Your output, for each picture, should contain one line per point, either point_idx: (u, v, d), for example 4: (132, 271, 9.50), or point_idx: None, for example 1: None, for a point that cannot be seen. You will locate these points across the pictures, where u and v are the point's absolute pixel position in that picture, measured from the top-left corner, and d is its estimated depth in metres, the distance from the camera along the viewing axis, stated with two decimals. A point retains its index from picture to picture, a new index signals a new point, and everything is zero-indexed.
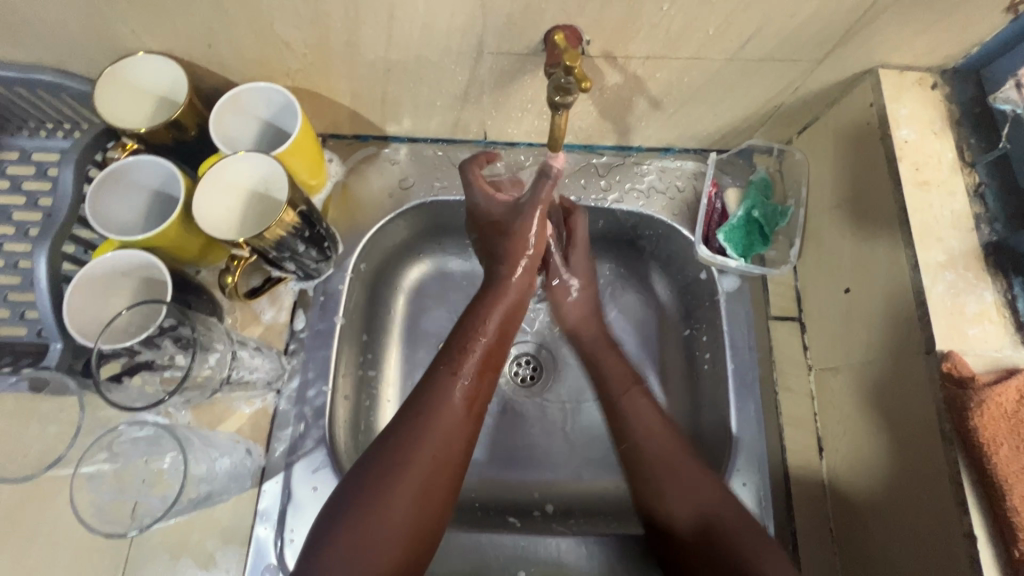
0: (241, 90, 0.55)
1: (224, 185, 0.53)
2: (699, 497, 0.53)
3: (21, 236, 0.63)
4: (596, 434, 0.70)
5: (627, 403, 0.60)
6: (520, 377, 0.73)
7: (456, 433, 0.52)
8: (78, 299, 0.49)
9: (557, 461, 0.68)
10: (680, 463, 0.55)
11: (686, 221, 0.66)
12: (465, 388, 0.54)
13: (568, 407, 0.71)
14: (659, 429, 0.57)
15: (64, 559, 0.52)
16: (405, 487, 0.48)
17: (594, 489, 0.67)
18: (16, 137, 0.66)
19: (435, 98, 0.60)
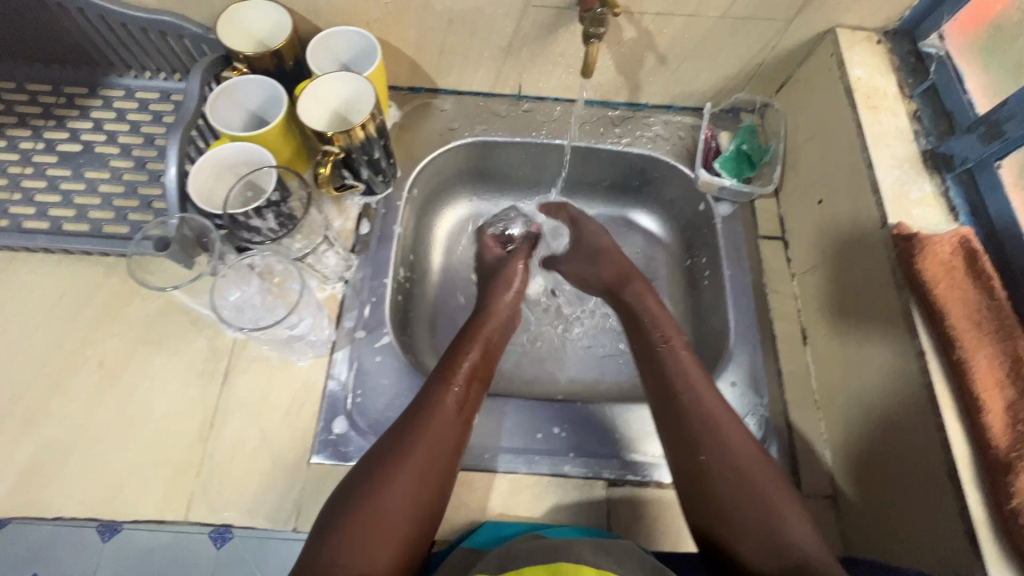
0: (332, 31, 0.68)
1: (319, 101, 0.65)
2: (741, 457, 0.53)
3: (125, 155, 0.74)
4: (611, 351, 0.80)
5: (685, 371, 0.59)
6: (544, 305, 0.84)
7: (444, 449, 0.53)
8: (200, 176, 0.60)
9: (577, 369, 0.79)
10: (726, 421, 0.55)
11: (686, 161, 0.79)
12: (456, 395, 0.57)
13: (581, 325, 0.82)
14: (704, 390, 0.58)
15: (162, 409, 0.60)
16: (407, 471, 0.51)
17: (610, 389, 0.77)
18: (125, 78, 0.77)
19: (483, 50, 0.74)
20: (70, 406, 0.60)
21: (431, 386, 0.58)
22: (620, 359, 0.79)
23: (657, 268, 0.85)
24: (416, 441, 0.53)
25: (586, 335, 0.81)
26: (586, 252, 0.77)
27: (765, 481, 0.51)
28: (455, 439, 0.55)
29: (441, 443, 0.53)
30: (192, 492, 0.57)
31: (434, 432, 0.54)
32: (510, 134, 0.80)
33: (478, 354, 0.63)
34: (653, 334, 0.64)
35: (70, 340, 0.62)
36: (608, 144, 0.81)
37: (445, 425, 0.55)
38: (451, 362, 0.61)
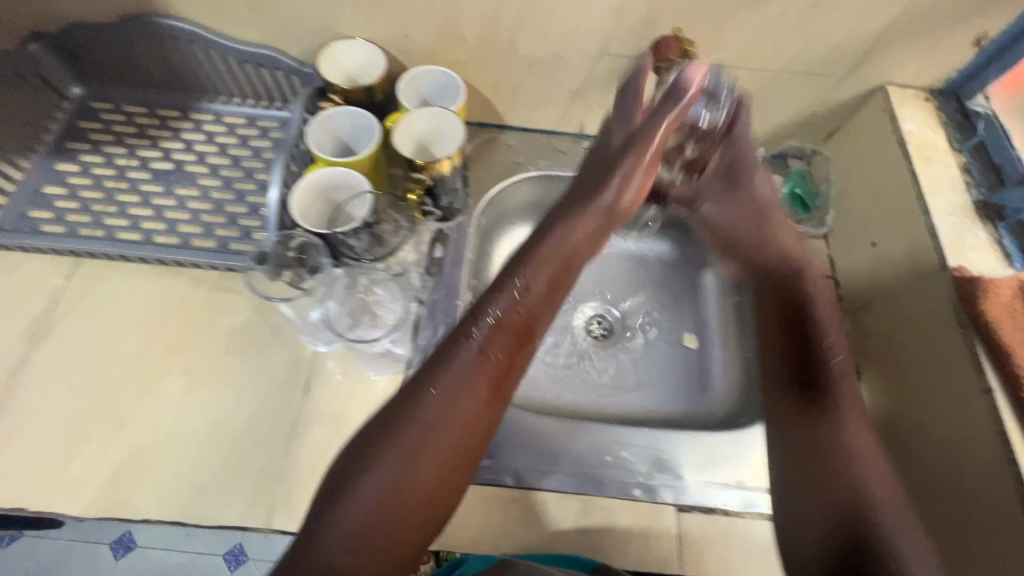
0: (420, 70, 0.73)
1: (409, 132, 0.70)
2: (879, 480, 0.52)
3: (213, 175, 0.78)
4: (656, 378, 0.86)
5: (840, 373, 0.57)
6: (594, 333, 0.90)
7: (468, 420, 0.42)
8: (301, 199, 0.64)
9: (627, 394, 0.84)
10: (884, 496, 0.51)
11: None
12: (494, 357, 0.44)
13: (633, 355, 0.88)
14: (875, 460, 0.53)
15: (246, 416, 0.62)
16: (428, 438, 0.41)
17: (656, 415, 0.83)
18: (214, 104, 0.83)
19: (554, 92, 0.79)
20: (158, 409, 0.62)
21: (456, 338, 0.45)
22: (666, 386, 0.85)
23: (706, 302, 0.90)
24: (422, 394, 0.42)
25: (632, 364, 0.87)
26: (740, 200, 0.69)
27: (894, 499, 0.51)
28: (511, 367, 0.45)
29: (469, 417, 0.43)
30: (274, 499, 0.58)
31: (466, 395, 0.43)
32: (572, 169, 0.85)
33: (544, 280, 0.47)
34: (831, 360, 0.58)
35: (159, 347, 0.65)
36: None
37: (466, 381, 0.43)
38: (525, 261, 0.48)
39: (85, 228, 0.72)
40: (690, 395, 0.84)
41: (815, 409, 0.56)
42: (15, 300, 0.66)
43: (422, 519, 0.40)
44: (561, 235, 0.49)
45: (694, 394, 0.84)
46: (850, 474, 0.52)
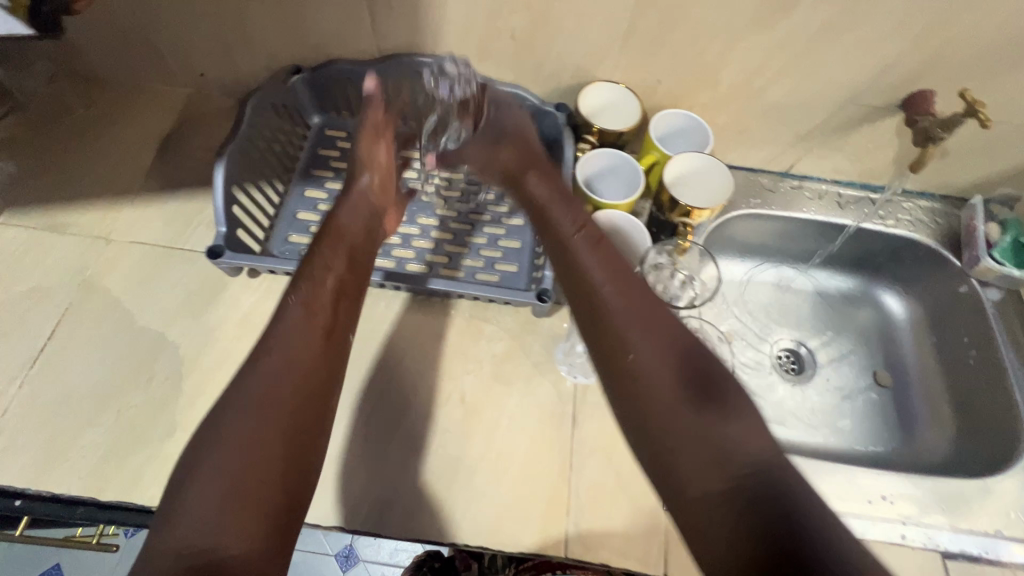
0: (665, 113, 0.75)
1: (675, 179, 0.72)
2: (656, 393, 0.52)
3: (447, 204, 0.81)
4: (851, 413, 0.88)
5: (626, 311, 0.56)
6: (785, 366, 0.92)
7: (293, 366, 0.54)
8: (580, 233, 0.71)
9: (823, 428, 0.87)
10: (674, 395, 0.52)
11: (948, 246, 0.85)
12: (303, 330, 0.57)
13: (827, 393, 0.90)
14: (664, 382, 0.52)
15: (523, 445, 0.65)
16: (234, 417, 0.50)
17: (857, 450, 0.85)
18: None
19: (779, 135, 0.81)
20: (441, 435, 0.65)
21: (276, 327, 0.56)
22: (864, 422, 0.87)
23: (897, 340, 0.91)
24: (268, 352, 0.54)
25: (823, 398, 0.89)
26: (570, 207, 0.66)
27: (717, 430, 0.49)
28: (334, 319, 0.59)
29: (299, 367, 0.54)
30: (566, 528, 0.61)
31: (291, 339, 0.55)
32: (782, 209, 0.87)
33: (341, 254, 0.63)
34: (617, 306, 0.57)
35: (431, 374, 0.69)
36: (872, 225, 0.87)
37: (297, 350, 0.55)
38: (330, 245, 0.63)
39: None
40: (891, 436, 0.85)
41: (639, 437, 0.52)
42: None
43: (232, 518, 0.46)
44: (358, 189, 0.69)
45: (898, 437, 0.85)
46: (658, 411, 0.51)
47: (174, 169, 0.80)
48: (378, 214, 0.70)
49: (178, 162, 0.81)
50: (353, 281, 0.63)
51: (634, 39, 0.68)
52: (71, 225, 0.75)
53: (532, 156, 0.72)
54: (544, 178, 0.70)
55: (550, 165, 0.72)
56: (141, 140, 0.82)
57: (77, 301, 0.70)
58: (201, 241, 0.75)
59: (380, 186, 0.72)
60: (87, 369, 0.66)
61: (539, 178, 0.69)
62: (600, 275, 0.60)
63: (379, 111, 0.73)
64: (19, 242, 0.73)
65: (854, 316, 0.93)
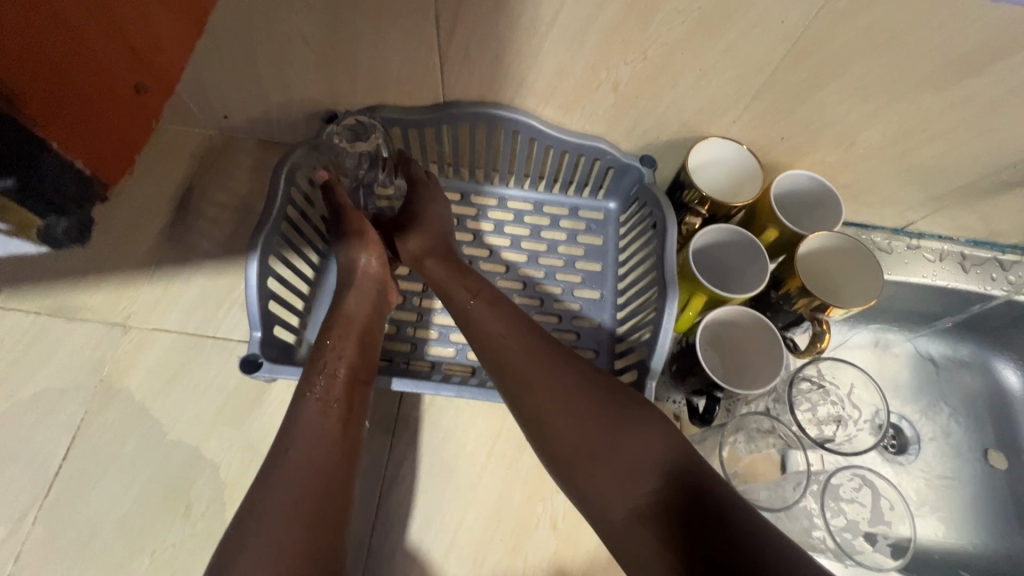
0: (788, 174, 0.63)
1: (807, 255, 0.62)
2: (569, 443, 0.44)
3: (513, 274, 0.70)
4: (965, 505, 0.78)
5: (528, 359, 0.49)
6: (886, 446, 0.81)
7: (323, 465, 0.44)
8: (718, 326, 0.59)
9: (938, 524, 0.77)
10: (600, 424, 0.44)
11: None
12: (317, 404, 0.48)
13: (935, 475, 0.79)
14: (580, 408, 0.45)
15: None
16: (273, 488, 0.42)
17: (977, 552, 0.75)
18: (497, 186, 0.74)
19: (907, 194, 0.70)
20: (532, 572, 0.56)
21: (307, 408, 0.47)
22: (982, 516, 0.77)
23: (1014, 420, 0.81)
24: (286, 453, 0.44)
25: (935, 486, 0.79)
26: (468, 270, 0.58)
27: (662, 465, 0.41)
28: (350, 409, 0.49)
29: (318, 462, 0.44)
30: None
31: (307, 434, 0.45)
32: (893, 274, 0.77)
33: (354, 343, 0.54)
34: (525, 363, 0.48)
35: (515, 494, 0.59)
36: (999, 292, 0.76)
37: (315, 426, 0.46)
38: (338, 333, 0.54)
39: (395, 340, 0.65)
40: (1010, 530, 0.76)
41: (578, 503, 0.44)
42: None
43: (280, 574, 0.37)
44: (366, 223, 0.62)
45: (1013, 532, 0.76)
46: (591, 459, 0.43)
47: (197, 234, 0.68)
48: (386, 288, 0.61)
49: (201, 224, 0.69)
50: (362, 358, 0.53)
51: (768, 93, 0.55)
52: (81, 309, 0.63)
53: (443, 228, 0.63)
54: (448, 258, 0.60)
55: (449, 231, 0.64)
56: (156, 195, 0.70)
57: (94, 408, 0.59)
58: (236, 327, 0.64)
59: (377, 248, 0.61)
60: (113, 494, 0.55)
61: (438, 259, 0.60)
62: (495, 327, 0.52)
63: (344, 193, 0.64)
64: (20, 331, 0.62)
65: (959, 390, 0.83)
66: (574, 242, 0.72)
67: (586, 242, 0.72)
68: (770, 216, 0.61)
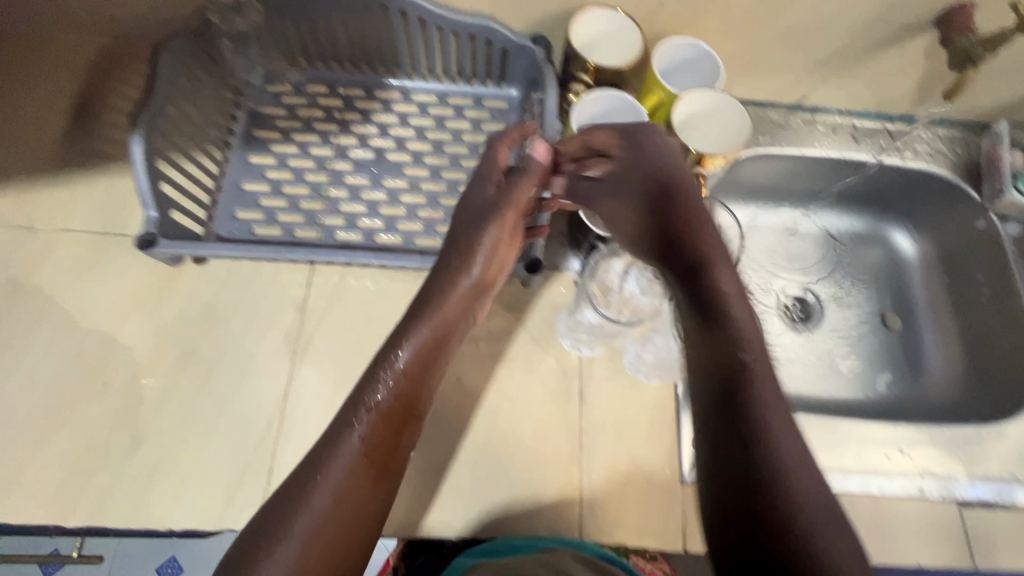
0: (670, 43, 0.65)
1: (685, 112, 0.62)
2: (717, 475, 0.39)
3: (419, 162, 0.72)
4: (864, 363, 0.83)
5: (712, 373, 0.42)
6: (792, 316, 0.87)
7: (343, 502, 0.41)
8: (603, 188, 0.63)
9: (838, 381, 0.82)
10: (731, 485, 0.38)
11: (965, 177, 0.79)
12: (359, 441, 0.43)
13: (831, 336, 0.85)
14: (791, 465, 0.38)
15: (530, 426, 0.61)
16: (298, 522, 0.39)
17: (872, 402, 0.81)
18: (400, 81, 0.75)
19: (793, 62, 0.72)
20: None
21: (348, 428, 0.43)
22: (878, 371, 0.83)
23: (912, 283, 0.86)
24: (310, 493, 0.40)
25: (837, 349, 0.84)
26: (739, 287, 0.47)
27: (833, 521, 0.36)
28: (398, 444, 0.45)
29: (348, 507, 0.41)
30: (580, 506, 0.60)
31: (338, 476, 0.41)
32: (792, 147, 0.79)
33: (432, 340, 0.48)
34: (748, 327, 0.44)
35: None
36: (888, 159, 0.80)
37: (356, 478, 0.42)
38: (409, 330, 0.48)
39: (303, 228, 0.67)
40: (902, 381, 0.82)
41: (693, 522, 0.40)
42: (264, 312, 0.63)
43: None
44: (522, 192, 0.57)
45: (907, 379, 0.82)
46: (729, 513, 0.37)
47: (97, 138, 0.68)
48: (482, 295, 0.55)
49: (102, 127, 0.69)
50: (417, 374, 0.47)
51: None
52: None
53: (651, 178, 0.56)
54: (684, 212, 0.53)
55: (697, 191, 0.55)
56: (53, 101, 0.69)
57: (8, 302, 0.61)
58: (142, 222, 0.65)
59: (517, 207, 0.57)
60: (34, 377, 0.58)
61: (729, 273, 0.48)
62: (724, 280, 0.48)
63: (500, 170, 0.58)
64: None
65: (859, 260, 0.88)
66: (479, 130, 0.74)
67: (490, 130, 0.74)
68: (655, 81, 0.63)
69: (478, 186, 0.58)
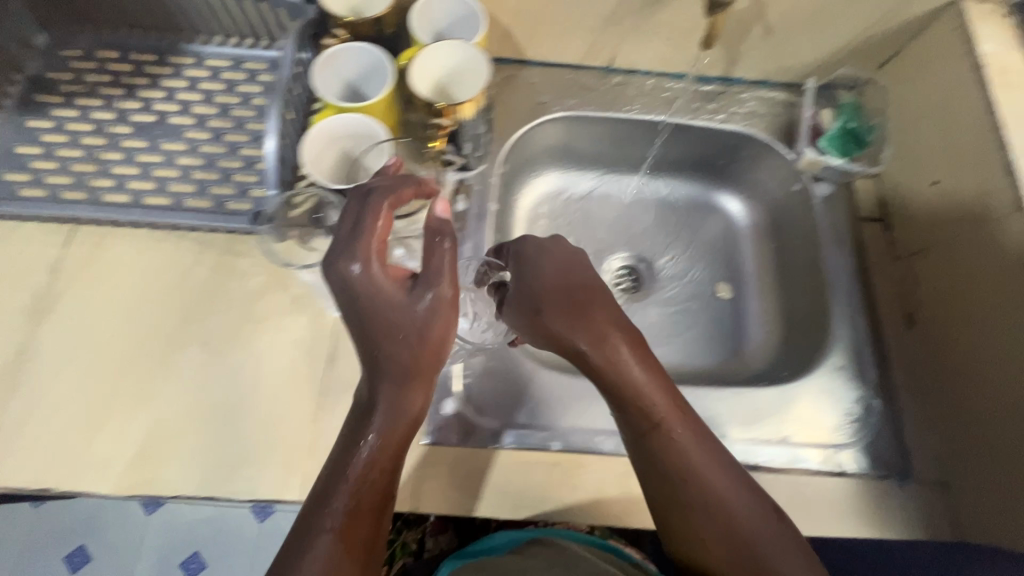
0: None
1: (425, 69, 0.60)
2: (669, 483, 0.50)
3: (202, 125, 0.71)
4: (691, 332, 0.80)
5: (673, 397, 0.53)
6: (623, 286, 0.84)
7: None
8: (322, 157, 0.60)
9: (663, 351, 0.78)
10: (706, 470, 0.51)
11: (782, 139, 0.77)
12: (330, 531, 0.45)
13: (665, 307, 0.81)
14: (711, 467, 0.51)
15: (271, 387, 0.59)
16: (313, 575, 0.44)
17: (697, 371, 0.77)
18: (194, 45, 0.74)
19: (583, 19, 0.70)
20: (177, 384, 0.59)
21: (318, 497, 0.47)
22: (704, 340, 0.79)
23: (744, 249, 0.84)
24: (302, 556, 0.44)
25: (669, 317, 0.81)
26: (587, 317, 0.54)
27: (728, 538, 0.48)
28: (376, 530, 0.48)
29: None
30: (307, 472, 0.56)
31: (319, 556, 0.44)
32: (600, 109, 0.77)
33: (423, 398, 0.50)
34: (639, 412, 0.53)
35: (173, 318, 0.61)
36: (703, 121, 0.78)
37: (341, 552, 0.45)
38: (356, 416, 0.50)
39: (69, 191, 0.66)
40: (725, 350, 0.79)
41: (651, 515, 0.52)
42: (12, 272, 0.62)
43: None
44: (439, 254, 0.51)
45: (730, 348, 0.79)
46: (694, 514, 0.50)
47: None
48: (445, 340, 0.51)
49: None
50: (388, 456, 0.48)
51: None
52: None
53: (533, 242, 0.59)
54: (580, 294, 0.56)
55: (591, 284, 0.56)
56: None
57: None
58: None
59: (390, 280, 0.49)
60: None
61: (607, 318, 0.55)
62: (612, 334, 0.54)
63: (388, 205, 0.50)
64: None
65: (693, 228, 0.86)
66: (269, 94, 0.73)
67: None
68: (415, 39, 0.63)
69: (348, 238, 0.49)
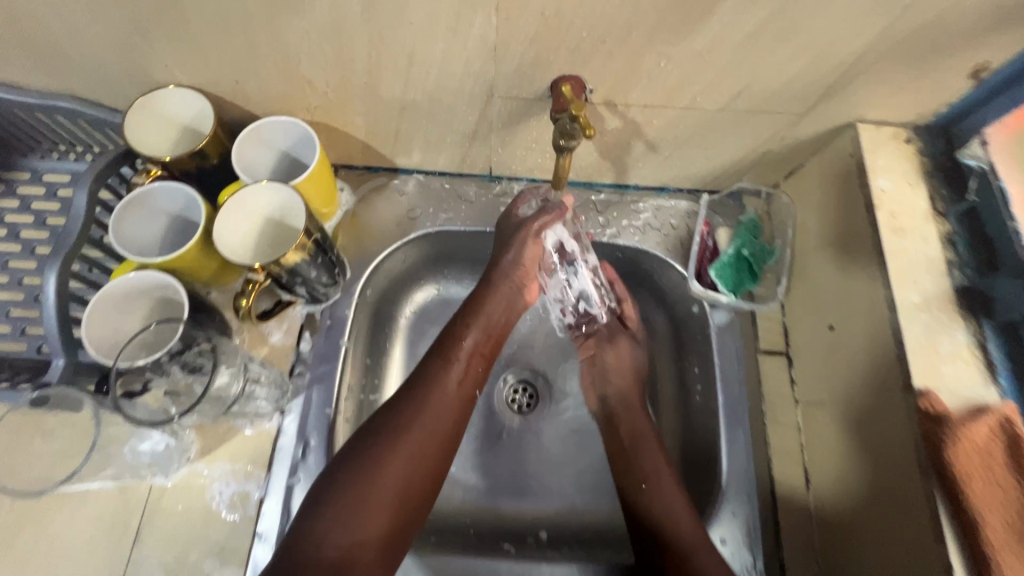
0: (263, 123, 0.58)
1: (245, 211, 0.56)
2: (644, 451, 0.62)
3: (28, 253, 0.64)
4: (584, 463, 0.72)
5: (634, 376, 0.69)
6: (518, 404, 0.75)
7: (428, 438, 0.53)
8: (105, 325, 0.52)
9: (551, 488, 0.70)
10: (650, 447, 0.63)
11: (679, 256, 0.69)
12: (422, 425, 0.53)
13: (563, 432, 0.73)
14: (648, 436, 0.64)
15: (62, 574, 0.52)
16: (353, 497, 0.49)
17: (582, 514, 0.69)
18: (30, 158, 0.68)
19: (445, 135, 0.63)
20: None
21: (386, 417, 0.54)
22: (594, 474, 0.71)
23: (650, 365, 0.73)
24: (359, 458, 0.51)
25: (562, 443, 0.73)
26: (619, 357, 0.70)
27: (650, 458, 0.62)
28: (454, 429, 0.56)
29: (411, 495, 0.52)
30: None
31: (398, 467, 0.51)
32: (477, 223, 0.71)
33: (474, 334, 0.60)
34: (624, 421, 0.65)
35: None
36: (591, 234, 0.70)
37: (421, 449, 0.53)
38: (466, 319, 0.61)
39: None
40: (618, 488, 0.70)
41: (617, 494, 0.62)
42: None
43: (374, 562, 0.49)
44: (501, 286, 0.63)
45: None
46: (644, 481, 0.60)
47: None
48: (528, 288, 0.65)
49: None
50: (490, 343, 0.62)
51: (149, 26, 0.49)
52: None
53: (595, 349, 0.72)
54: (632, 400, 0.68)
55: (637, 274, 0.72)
56: None
57: None
58: None
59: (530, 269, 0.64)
60: None
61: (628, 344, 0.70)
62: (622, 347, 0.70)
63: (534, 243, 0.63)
64: None
65: None
66: None
67: None
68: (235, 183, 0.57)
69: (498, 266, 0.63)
